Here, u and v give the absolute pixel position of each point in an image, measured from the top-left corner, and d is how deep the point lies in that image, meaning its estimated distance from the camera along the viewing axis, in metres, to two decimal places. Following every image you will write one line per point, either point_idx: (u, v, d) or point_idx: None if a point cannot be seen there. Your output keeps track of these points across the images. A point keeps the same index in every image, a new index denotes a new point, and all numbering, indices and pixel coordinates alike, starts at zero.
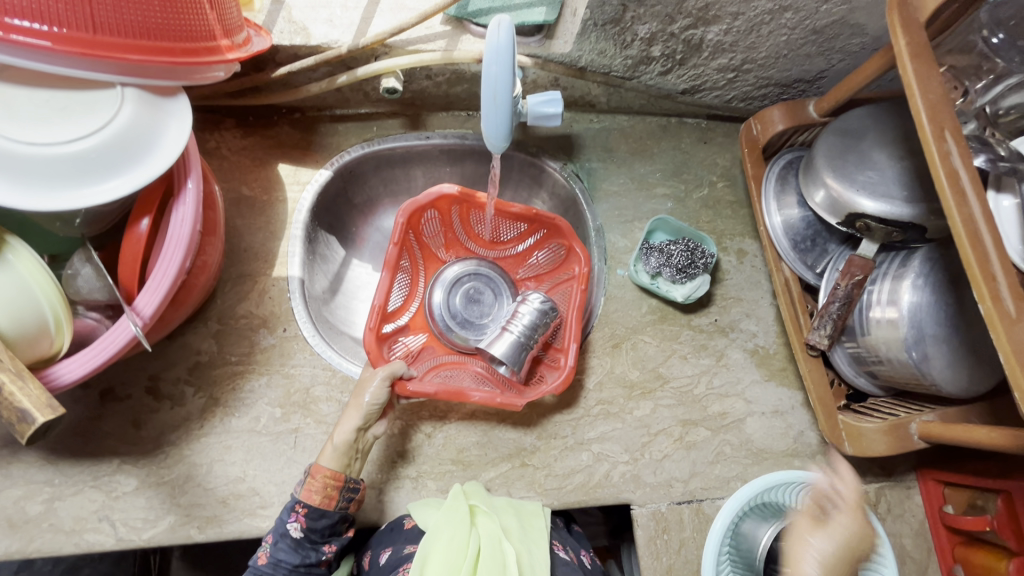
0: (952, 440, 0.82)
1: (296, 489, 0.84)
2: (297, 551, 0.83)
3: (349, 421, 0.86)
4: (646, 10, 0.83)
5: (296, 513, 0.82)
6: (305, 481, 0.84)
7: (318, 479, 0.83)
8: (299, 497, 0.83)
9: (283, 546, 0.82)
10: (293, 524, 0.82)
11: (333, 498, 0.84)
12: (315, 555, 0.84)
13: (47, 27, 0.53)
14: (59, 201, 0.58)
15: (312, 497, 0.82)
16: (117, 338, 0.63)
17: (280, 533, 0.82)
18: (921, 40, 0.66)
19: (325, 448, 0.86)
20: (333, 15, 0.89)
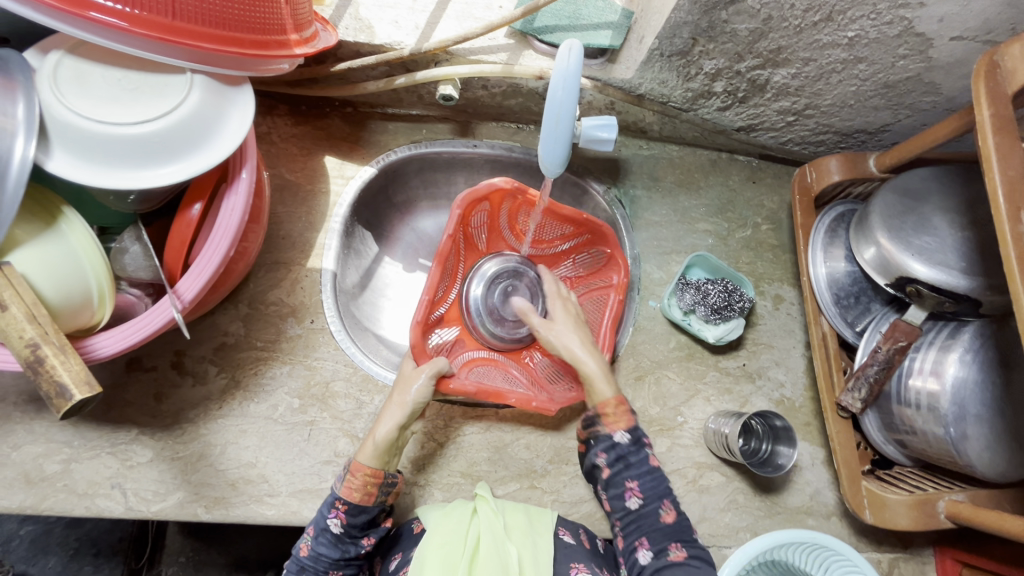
0: (979, 524, 0.79)
1: (335, 484, 0.82)
2: (336, 546, 0.80)
3: (391, 416, 0.85)
4: (715, 46, 0.81)
5: (335, 509, 0.80)
6: (344, 478, 0.82)
7: (359, 476, 0.81)
8: (339, 493, 0.81)
9: (324, 541, 0.80)
10: (333, 520, 0.80)
11: (374, 493, 0.82)
12: (355, 548, 0.82)
13: (128, 9, 0.54)
14: (118, 180, 0.58)
15: (353, 494, 0.80)
16: (156, 319, 0.63)
17: (319, 527, 0.80)
18: (1007, 113, 0.63)
19: (364, 444, 0.84)
20: (399, 17, 0.89)
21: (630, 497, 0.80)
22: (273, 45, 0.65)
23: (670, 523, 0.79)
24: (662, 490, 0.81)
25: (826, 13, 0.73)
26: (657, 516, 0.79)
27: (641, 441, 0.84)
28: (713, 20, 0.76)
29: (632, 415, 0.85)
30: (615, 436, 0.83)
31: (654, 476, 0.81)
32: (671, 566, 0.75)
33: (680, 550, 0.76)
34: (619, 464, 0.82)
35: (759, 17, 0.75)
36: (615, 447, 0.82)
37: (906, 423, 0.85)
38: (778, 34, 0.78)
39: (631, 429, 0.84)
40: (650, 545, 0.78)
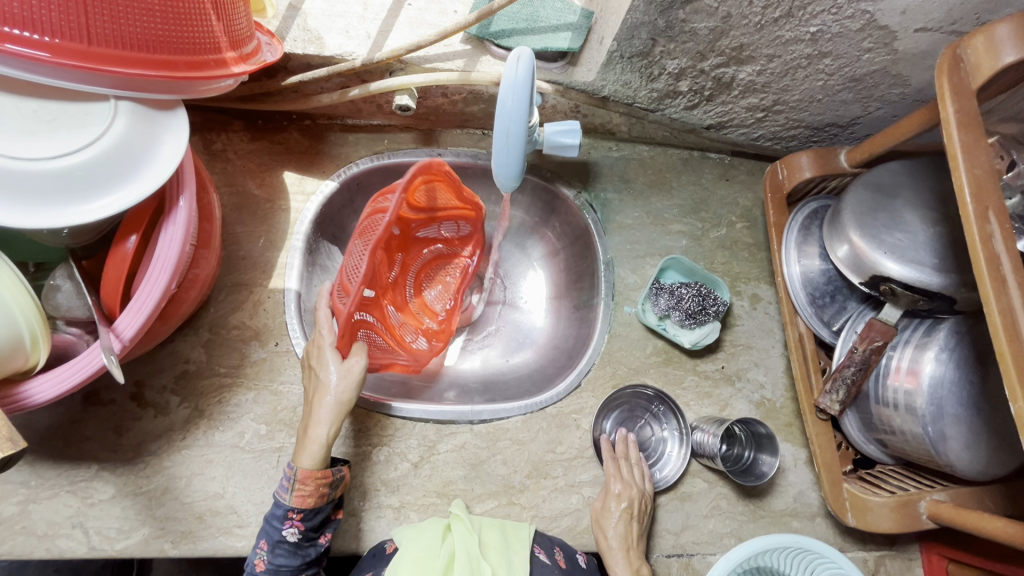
0: (961, 526, 0.77)
1: (280, 497, 0.77)
2: (295, 554, 0.78)
3: (329, 408, 0.79)
4: (675, 46, 0.78)
5: (290, 518, 0.77)
6: (291, 488, 0.77)
7: (309, 483, 0.77)
8: (289, 503, 0.77)
9: (281, 552, 0.77)
10: (289, 530, 0.77)
11: (326, 492, 0.79)
12: (314, 550, 0.80)
13: (40, 37, 0.51)
14: (40, 218, 0.55)
15: (306, 501, 0.77)
16: (93, 361, 0.60)
17: (274, 540, 0.77)
18: (971, 110, 0.61)
19: (306, 448, 0.78)
20: (349, 26, 0.86)
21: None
22: (206, 65, 0.62)
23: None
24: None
25: (785, 9, 0.71)
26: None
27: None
28: (670, 20, 0.73)
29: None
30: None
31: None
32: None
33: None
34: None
35: (717, 16, 0.72)
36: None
37: (886, 424, 0.84)
38: (739, 32, 0.75)
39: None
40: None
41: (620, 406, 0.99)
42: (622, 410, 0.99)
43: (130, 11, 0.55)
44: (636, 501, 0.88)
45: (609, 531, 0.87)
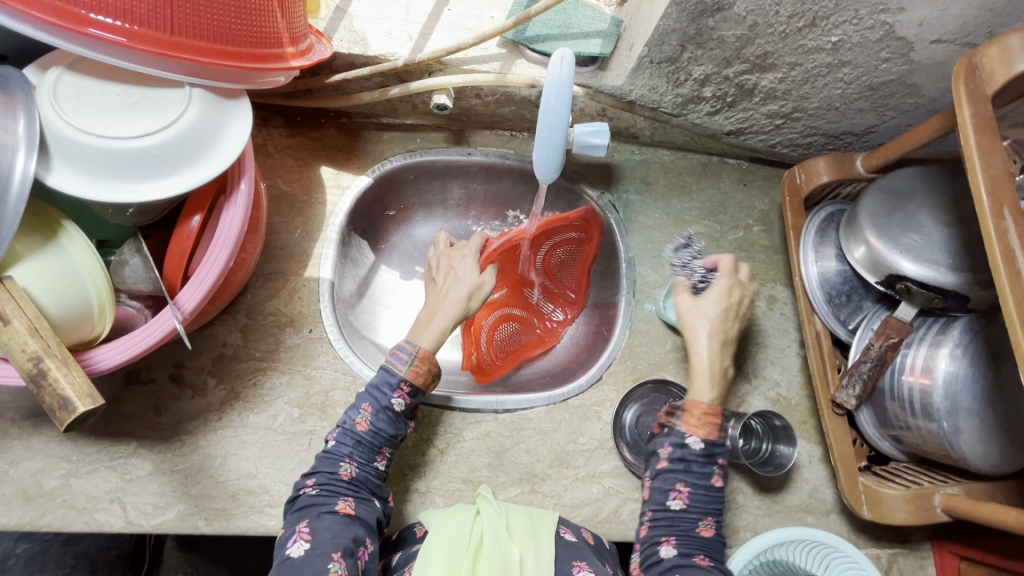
0: (974, 517, 0.80)
1: (394, 366, 0.81)
2: (394, 424, 0.81)
3: (459, 302, 0.87)
4: (703, 52, 0.83)
5: (401, 389, 0.81)
6: (408, 361, 0.81)
7: (424, 362, 0.82)
8: (402, 375, 0.81)
9: (383, 417, 0.80)
10: (397, 399, 0.80)
11: (432, 378, 0.83)
12: (405, 429, 0.83)
13: (126, 25, 0.55)
14: (116, 194, 0.59)
15: (418, 378, 0.81)
16: (160, 329, 0.64)
17: (381, 405, 0.80)
18: (987, 114, 0.65)
19: (426, 329, 0.84)
20: (392, 28, 0.91)
21: (674, 498, 0.79)
22: (269, 58, 0.66)
23: (706, 537, 0.79)
24: (709, 506, 0.80)
25: (809, 19, 0.75)
26: (695, 526, 0.79)
27: (713, 456, 0.80)
28: (700, 27, 0.77)
29: (721, 428, 0.80)
30: (689, 438, 0.80)
31: (709, 493, 0.80)
32: (693, 567, 0.75)
33: (707, 561, 0.77)
34: (681, 464, 0.79)
35: (745, 24, 0.76)
36: (686, 448, 0.79)
37: (901, 419, 0.86)
38: (764, 40, 0.79)
39: (711, 442, 0.80)
40: (678, 543, 0.77)
41: (641, 397, 1.01)
42: (642, 403, 1.00)
43: (206, 5, 0.59)
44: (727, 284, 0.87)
45: (691, 310, 0.86)
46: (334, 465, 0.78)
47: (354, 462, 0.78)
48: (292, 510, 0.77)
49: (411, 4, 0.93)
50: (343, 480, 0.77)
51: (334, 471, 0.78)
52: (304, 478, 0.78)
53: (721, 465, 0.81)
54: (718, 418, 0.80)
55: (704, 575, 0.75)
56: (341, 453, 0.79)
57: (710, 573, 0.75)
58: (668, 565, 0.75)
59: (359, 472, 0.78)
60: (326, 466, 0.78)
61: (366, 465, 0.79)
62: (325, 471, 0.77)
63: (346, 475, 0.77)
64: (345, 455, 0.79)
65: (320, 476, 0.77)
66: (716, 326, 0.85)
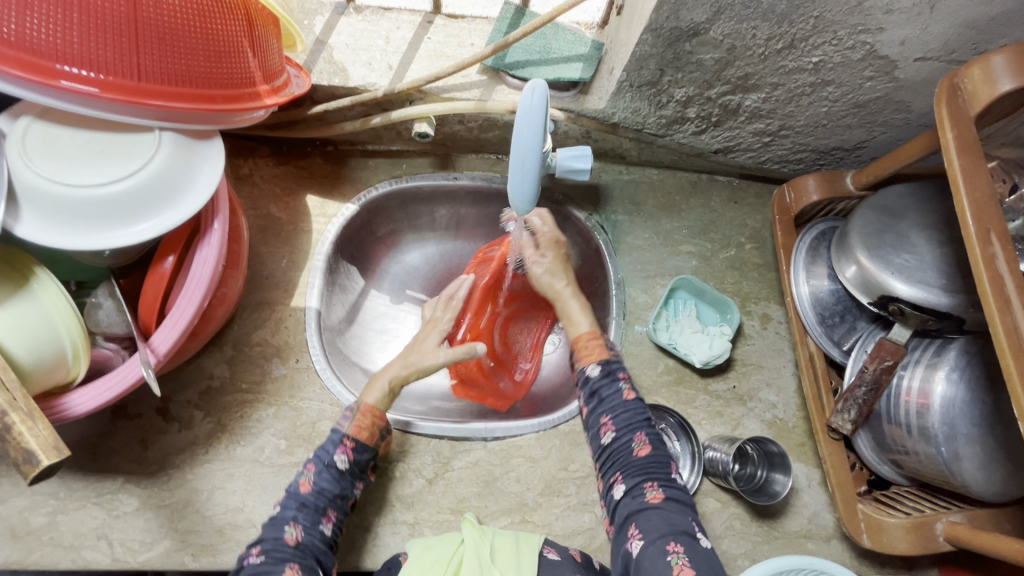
0: (978, 546, 0.77)
1: (340, 424, 0.84)
2: (337, 482, 0.81)
3: (405, 365, 0.90)
4: (682, 76, 0.82)
5: (343, 445, 0.82)
6: (351, 417, 0.84)
7: (367, 416, 0.84)
8: (346, 431, 0.83)
9: (327, 476, 0.80)
10: (340, 455, 0.81)
11: (377, 433, 0.85)
12: (352, 488, 0.83)
13: (94, 74, 0.56)
14: (87, 241, 0.59)
15: (361, 433, 0.83)
16: (129, 375, 0.64)
17: (323, 463, 0.81)
18: (970, 135, 0.64)
19: (370, 388, 0.88)
20: (372, 59, 0.91)
21: (604, 433, 0.83)
22: (241, 98, 0.66)
23: (643, 456, 0.79)
24: (634, 422, 0.82)
25: (788, 41, 0.74)
26: (630, 449, 0.80)
27: (614, 374, 0.86)
28: (677, 52, 0.77)
29: (608, 349, 0.90)
30: (588, 369, 0.88)
31: (627, 409, 0.83)
32: (647, 508, 0.74)
33: (656, 490, 0.75)
34: (594, 400, 0.86)
35: (722, 47, 0.75)
36: (588, 380, 0.87)
37: (899, 443, 0.84)
38: (744, 63, 0.78)
39: (603, 361, 0.88)
40: (625, 479, 0.78)
41: None
42: None
43: (174, 49, 0.59)
44: (550, 233, 1.00)
45: (530, 256, 0.99)
46: (278, 530, 0.76)
47: (300, 525, 0.77)
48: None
49: (391, 33, 0.93)
50: (290, 545, 0.75)
51: (279, 536, 0.76)
52: (248, 549, 0.76)
53: (626, 380, 0.86)
54: (603, 341, 0.90)
55: (657, 513, 0.73)
56: (285, 517, 0.77)
57: (663, 507, 0.74)
58: (625, 512, 0.75)
59: (304, 536, 0.77)
60: (270, 533, 0.76)
61: (312, 528, 0.78)
62: (270, 538, 0.76)
63: (292, 540, 0.76)
64: (290, 518, 0.77)
65: (266, 543, 0.75)
66: (558, 274, 0.99)
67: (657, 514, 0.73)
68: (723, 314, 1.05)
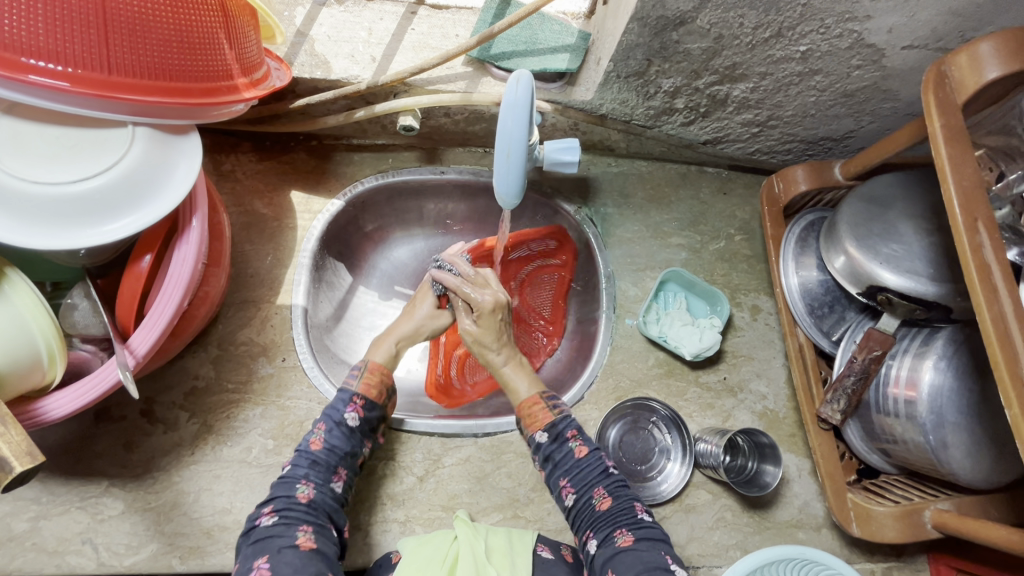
0: (965, 535, 0.78)
1: (349, 383, 0.85)
2: (348, 440, 0.81)
3: (410, 326, 0.94)
4: (670, 65, 0.81)
5: (353, 403, 0.83)
6: (360, 376, 0.86)
7: (376, 374, 0.87)
8: (355, 389, 0.85)
9: (337, 434, 0.81)
10: (351, 413, 0.82)
11: (385, 392, 0.87)
12: (361, 447, 0.83)
13: (62, 67, 0.53)
14: (59, 240, 0.57)
15: (370, 391, 0.85)
16: (106, 378, 0.63)
17: (334, 421, 0.81)
18: (958, 124, 0.63)
19: (377, 347, 0.91)
20: (355, 51, 0.89)
21: (566, 495, 0.82)
22: (218, 91, 0.65)
23: (607, 508, 0.78)
24: (591, 479, 0.81)
25: (775, 30, 0.73)
26: (591, 506, 0.79)
27: (562, 437, 0.84)
28: (664, 41, 0.76)
29: (552, 411, 0.86)
30: (537, 436, 0.85)
31: (583, 466, 0.82)
32: (619, 552, 0.74)
33: (625, 534, 0.75)
34: (550, 464, 0.84)
35: (710, 37, 0.74)
36: (540, 448, 0.85)
37: (888, 432, 0.84)
38: (731, 52, 0.78)
39: (550, 425, 0.85)
40: (595, 534, 0.78)
41: (625, 416, 0.98)
42: (626, 421, 0.98)
43: (146, 41, 0.57)
44: (489, 305, 0.92)
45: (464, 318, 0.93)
46: (291, 488, 0.76)
47: (312, 483, 0.77)
48: (247, 545, 0.73)
49: (374, 25, 0.92)
50: (302, 503, 0.75)
51: (291, 495, 0.75)
52: (259, 508, 0.75)
53: (575, 437, 0.84)
54: (544, 403, 0.87)
55: (630, 554, 0.73)
56: (297, 475, 0.77)
57: (635, 548, 0.74)
58: (601, 562, 0.75)
59: (316, 494, 0.76)
60: (282, 491, 0.76)
61: (323, 486, 0.78)
62: (282, 496, 0.75)
63: (304, 498, 0.75)
64: (302, 476, 0.77)
65: (277, 503, 0.75)
66: (490, 330, 0.92)
67: (632, 555, 0.73)
68: (713, 306, 1.05)
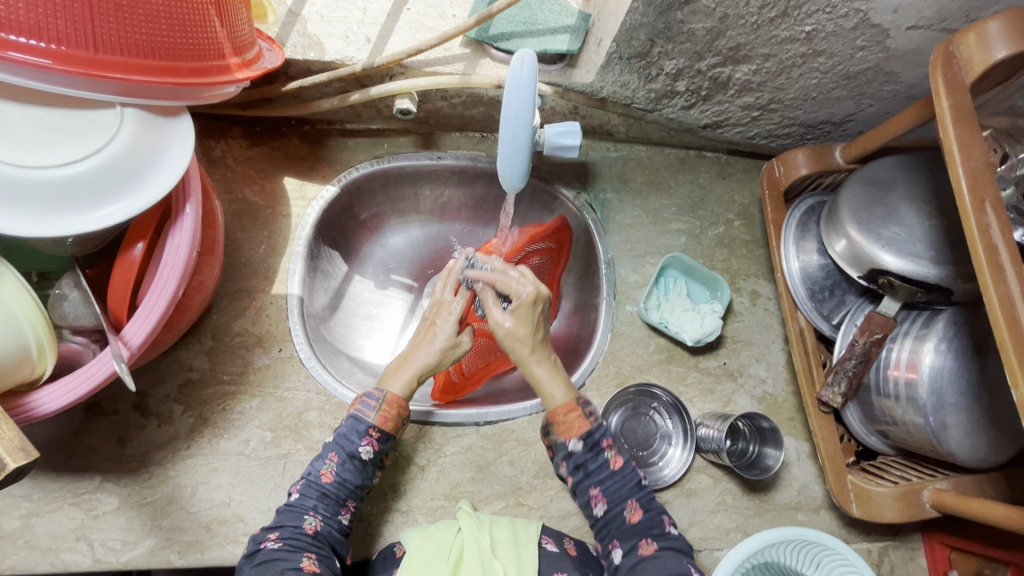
0: (963, 512, 0.79)
1: (363, 413, 0.80)
2: (360, 473, 0.78)
3: (431, 355, 0.86)
4: (674, 46, 0.79)
5: (369, 436, 0.79)
6: (378, 407, 0.80)
7: (393, 406, 0.81)
8: (371, 421, 0.79)
9: (350, 467, 0.78)
10: (365, 446, 0.78)
11: (401, 423, 0.82)
12: (372, 479, 0.81)
13: (46, 44, 0.50)
14: (47, 227, 0.55)
15: (387, 424, 0.80)
16: (102, 370, 0.61)
17: (346, 453, 0.78)
18: (966, 104, 0.63)
19: (393, 376, 0.84)
20: (349, 31, 0.86)
21: (596, 504, 0.79)
22: (210, 72, 0.62)
23: (636, 522, 0.77)
24: (623, 492, 0.78)
25: (782, 9, 0.72)
26: (622, 518, 0.77)
27: (597, 447, 0.80)
28: (669, 21, 0.74)
29: (588, 419, 0.81)
30: (570, 445, 0.79)
31: (616, 480, 0.79)
32: (642, 561, 0.74)
33: (649, 543, 0.75)
34: (579, 472, 0.79)
35: (715, 16, 0.73)
36: (572, 456, 0.79)
37: (887, 414, 0.85)
38: (736, 32, 0.76)
39: (585, 435, 0.79)
40: (621, 544, 0.77)
41: (626, 403, 0.98)
42: (627, 407, 0.98)
43: (134, 17, 0.54)
44: (527, 297, 0.85)
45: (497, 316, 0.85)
46: (298, 518, 0.74)
47: (319, 515, 0.75)
48: (250, 567, 0.71)
49: (368, 4, 0.89)
50: (308, 534, 0.73)
51: (297, 525, 0.74)
52: (265, 532, 0.74)
53: (610, 449, 0.80)
54: (581, 410, 0.81)
55: (654, 562, 0.73)
56: (305, 506, 0.75)
57: (658, 556, 0.74)
58: (625, 570, 0.74)
59: (323, 525, 0.75)
60: (289, 520, 0.74)
61: (331, 518, 0.76)
62: (288, 525, 0.74)
63: (310, 529, 0.74)
64: (310, 507, 0.75)
65: (284, 530, 0.73)
66: (524, 342, 0.84)
67: (654, 563, 0.73)
68: (713, 291, 1.05)
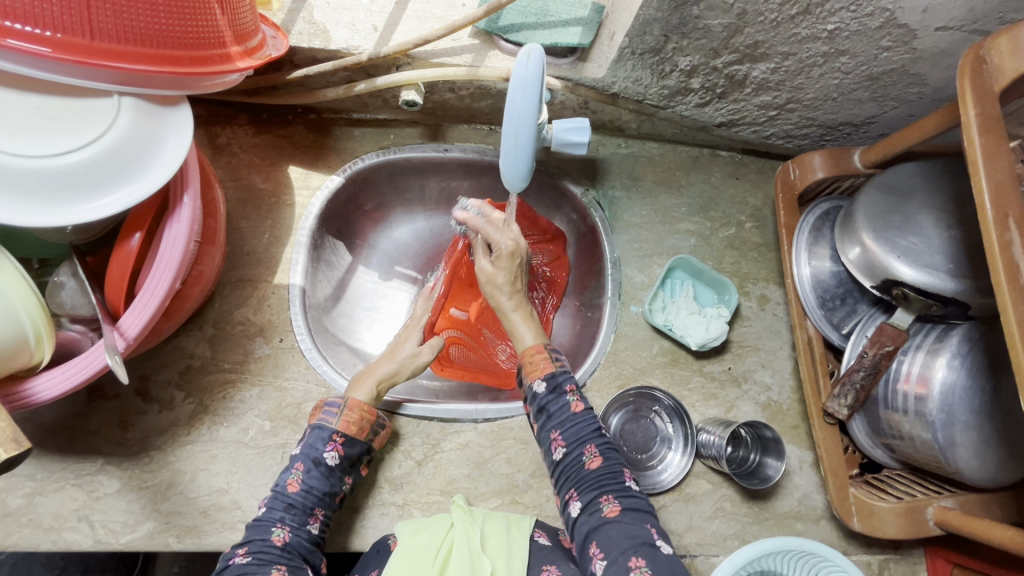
0: (968, 532, 0.77)
1: (327, 420, 0.81)
2: (327, 479, 0.79)
3: (391, 365, 0.90)
4: (689, 42, 0.77)
5: (334, 441, 0.80)
6: (340, 412, 0.82)
7: (355, 410, 0.83)
8: (334, 427, 0.81)
9: (316, 474, 0.78)
10: (329, 452, 0.79)
11: (368, 428, 0.84)
12: (341, 485, 0.81)
13: (41, 31, 0.50)
14: (43, 217, 0.55)
15: (350, 427, 0.82)
16: (96, 361, 0.61)
17: (313, 461, 0.78)
18: (994, 113, 0.60)
19: (358, 386, 0.87)
20: (356, 19, 0.84)
21: (556, 448, 0.78)
22: (210, 61, 0.61)
23: (595, 470, 0.75)
24: (584, 435, 0.77)
25: (803, 6, 0.69)
26: (580, 464, 0.76)
27: (561, 389, 0.81)
28: (684, 16, 0.71)
29: (554, 361, 0.83)
30: (535, 385, 0.82)
31: (576, 422, 0.78)
32: (605, 523, 0.70)
33: (612, 503, 0.72)
34: (543, 415, 0.80)
35: (733, 12, 0.70)
36: (535, 398, 0.81)
37: (894, 428, 0.83)
38: (754, 29, 0.73)
39: (549, 376, 0.82)
40: (580, 496, 0.74)
41: (627, 405, 0.97)
42: (627, 410, 0.97)
43: (133, 4, 0.53)
44: (507, 249, 0.88)
45: (483, 261, 0.89)
46: (266, 532, 0.73)
47: (287, 527, 0.74)
48: None
49: None
50: (276, 547, 0.72)
51: (265, 539, 0.73)
52: (234, 549, 0.73)
53: (573, 392, 0.81)
54: (547, 352, 0.84)
55: (616, 527, 0.69)
56: (272, 518, 0.74)
57: (621, 520, 0.70)
58: (584, 530, 0.71)
59: (292, 537, 0.74)
60: (257, 534, 0.73)
61: (299, 529, 0.75)
62: (256, 539, 0.72)
63: (280, 541, 0.73)
64: (276, 520, 0.74)
65: (251, 545, 0.72)
66: (504, 284, 0.89)
67: (616, 528, 0.69)
68: (721, 295, 1.03)
